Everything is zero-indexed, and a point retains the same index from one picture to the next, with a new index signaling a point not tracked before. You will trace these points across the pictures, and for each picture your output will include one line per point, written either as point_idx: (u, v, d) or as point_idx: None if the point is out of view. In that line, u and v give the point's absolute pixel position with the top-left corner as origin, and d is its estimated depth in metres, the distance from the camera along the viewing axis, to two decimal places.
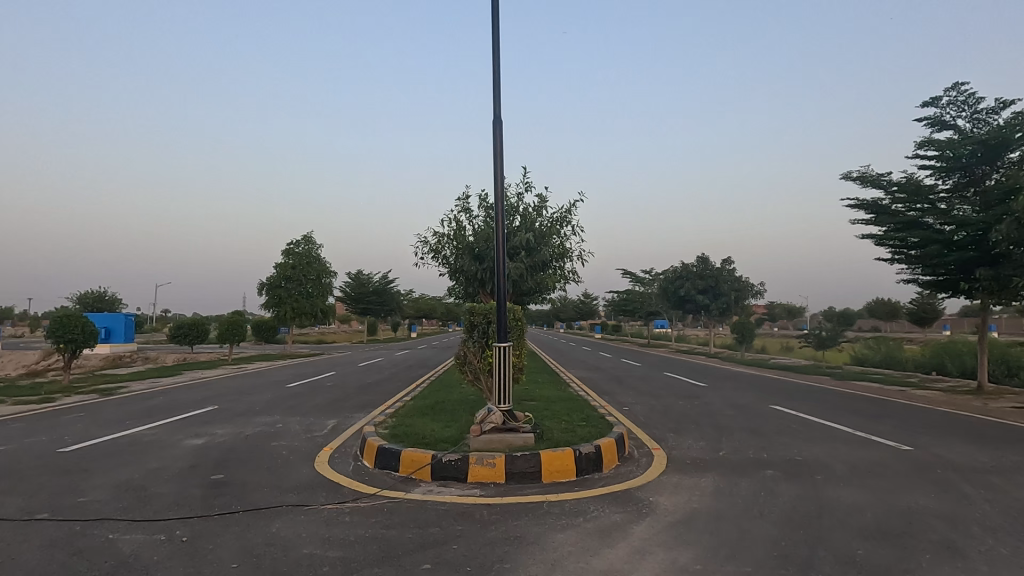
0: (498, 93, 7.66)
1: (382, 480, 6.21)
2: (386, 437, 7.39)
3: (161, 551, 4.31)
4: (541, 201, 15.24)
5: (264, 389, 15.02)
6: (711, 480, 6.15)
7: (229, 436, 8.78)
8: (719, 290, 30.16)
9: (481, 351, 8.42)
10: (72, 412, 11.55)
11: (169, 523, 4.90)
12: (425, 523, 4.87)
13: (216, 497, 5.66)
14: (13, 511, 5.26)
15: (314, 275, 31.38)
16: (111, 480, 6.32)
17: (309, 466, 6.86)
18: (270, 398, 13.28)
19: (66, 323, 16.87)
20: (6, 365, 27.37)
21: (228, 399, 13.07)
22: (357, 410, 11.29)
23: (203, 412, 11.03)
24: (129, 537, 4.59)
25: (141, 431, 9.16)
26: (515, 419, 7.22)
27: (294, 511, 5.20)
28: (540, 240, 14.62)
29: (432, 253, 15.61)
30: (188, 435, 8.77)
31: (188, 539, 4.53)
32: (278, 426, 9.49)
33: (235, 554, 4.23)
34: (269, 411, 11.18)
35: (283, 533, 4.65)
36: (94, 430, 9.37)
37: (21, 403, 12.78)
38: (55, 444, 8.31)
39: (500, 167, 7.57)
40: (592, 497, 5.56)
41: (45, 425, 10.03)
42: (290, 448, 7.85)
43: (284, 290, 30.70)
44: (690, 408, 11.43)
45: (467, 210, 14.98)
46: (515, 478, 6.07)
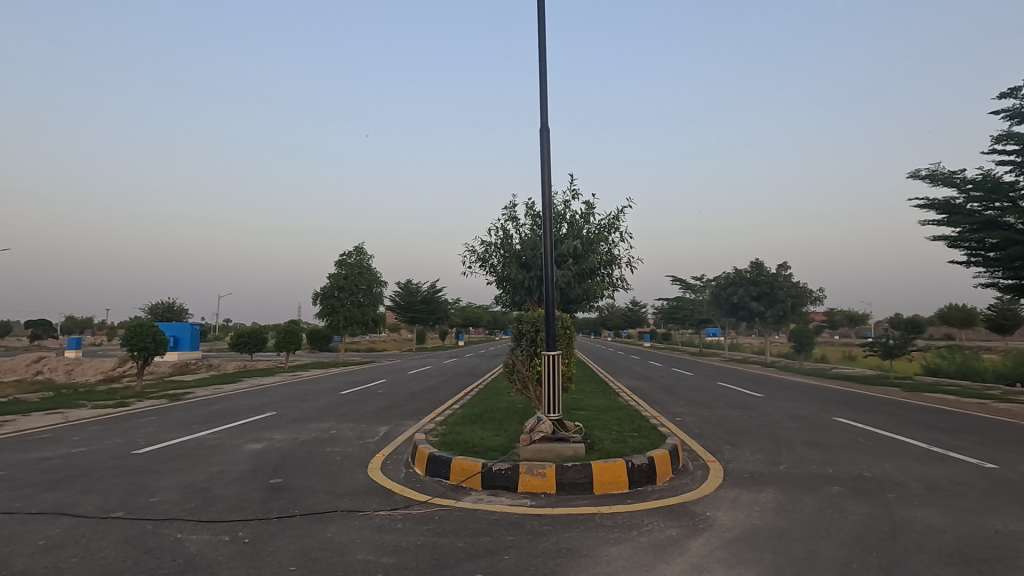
0: (546, 102, 7.68)
1: (432, 488, 6.24)
2: (437, 445, 7.43)
3: (224, 552, 4.47)
4: (589, 207, 15.07)
5: (319, 396, 15.53)
6: (771, 496, 5.87)
7: (286, 441, 9.10)
8: (774, 296, 28.99)
9: (529, 359, 8.38)
10: (144, 416, 12.27)
11: (232, 525, 5.09)
12: (476, 531, 4.86)
13: (274, 501, 5.84)
14: (92, 510, 5.60)
15: (365, 285, 32.21)
16: (179, 481, 6.65)
17: (362, 472, 7.00)
18: (324, 404, 13.74)
19: (140, 331, 17.96)
20: (86, 372, 29.47)
21: (285, 406, 13.54)
22: (407, 417, 11.47)
23: (263, 418, 11.47)
24: (195, 537, 4.80)
25: (206, 435, 9.61)
26: (565, 429, 7.09)
27: (347, 517, 5.29)
28: (588, 246, 14.44)
29: (479, 262, 15.72)
30: (248, 440, 9.15)
31: (249, 540, 4.69)
32: (331, 433, 9.72)
33: (293, 557, 4.34)
34: (323, 417, 11.54)
35: (338, 538, 4.74)
36: (163, 434, 9.90)
37: (98, 408, 13.67)
38: (130, 446, 8.84)
39: (548, 173, 7.56)
40: (646, 510, 5.40)
41: (118, 428, 10.68)
42: (344, 454, 8.05)
43: (336, 300, 31.68)
44: (747, 420, 10.96)
45: (514, 219, 15.00)
46: (566, 488, 5.98)
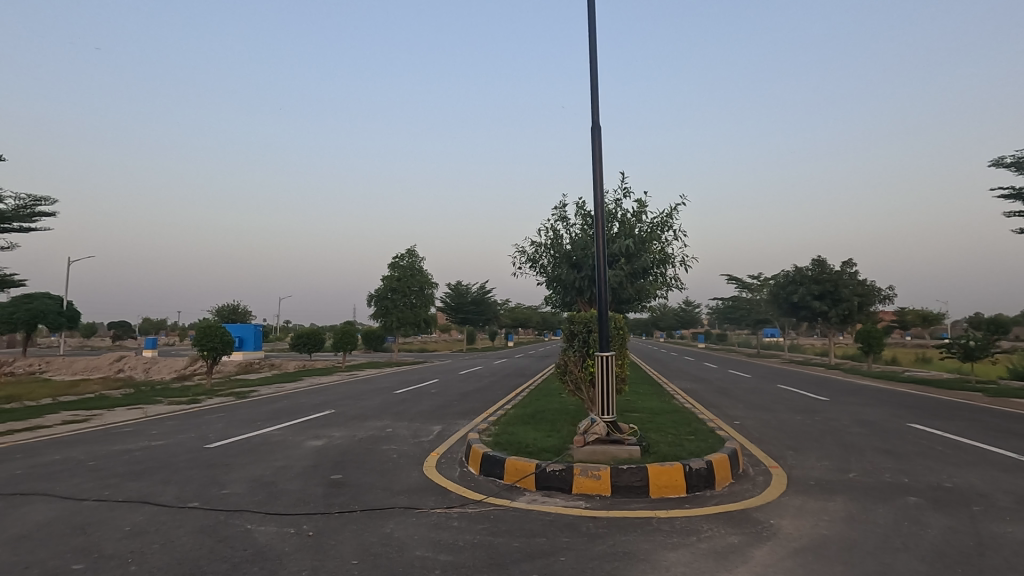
0: (597, 100, 7.60)
1: (487, 487, 6.29)
2: (490, 445, 7.49)
3: (291, 543, 4.66)
4: (641, 206, 14.81)
5: (374, 395, 15.97)
6: (841, 505, 5.58)
7: (344, 438, 9.40)
8: (838, 295, 27.57)
9: (582, 360, 8.31)
10: (214, 412, 12.97)
11: (297, 518, 5.31)
12: (531, 532, 4.86)
13: (335, 496, 6.05)
14: (171, 499, 5.97)
15: (417, 287, 32.87)
16: (247, 475, 7.00)
17: (418, 470, 7.14)
18: (379, 403, 14.12)
19: (208, 332, 19.02)
20: (161, 370, 31.47)
21: (343, 404, 14.03)
22: (460, 416, 11.63)
23: (322, 416, 11.91)
24: (264, 528, 5.03)
25: (271, 432, 10.07)
26: (619, 431, 6.99)
27: (404, 514, 5.41)
28: (640, 245, 14.18)
29: (530, 263, 15.76)
30: (310, 436, 9.53)
31: (313, 533, 4.88)
32: (387, 431, 9.98)
33: (354, 551, 4.47)
34: (379, 416, 11.86)
35: (396, 535, 4.85)
36: (231, 430, 10.45)
37: (173, 404, 14.58)
38: (202, 440, 9.38)
39: (599, 171, 7.48)
40: (706, 516, 5.25)
41: (192, 423, 11.35)
42: (399, 452, 8.24)
43: (389, 301, 32.50)
44: (811, 424, 10.47)
45: (564, 219, 14.93)
46: (621, 491, 5.89)
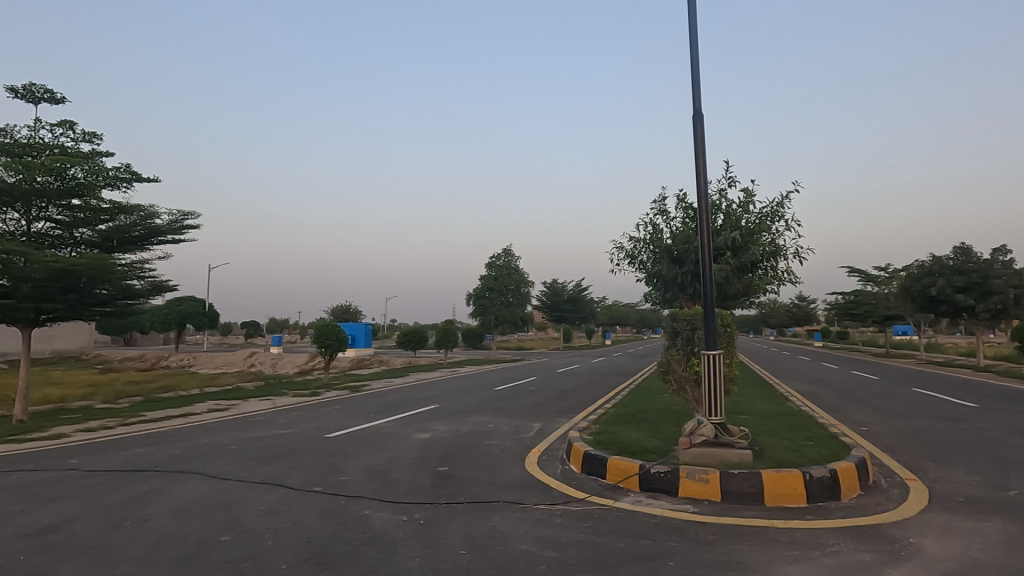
0: (698, 87, 7.26)
1: (589, 486, 6.25)
2: (592, 443, 7.44)
3: (403, 530, 4.93)
4: (748, 195, 13.94)
5: (475, 391, 16.46)
6: (997, 526, 4.88)
7: (448, 432, 9.77)
8: (987, 287, 24.18)
9: (686, 359, 7.98)
10: (331, 405, 14.06)
11: (409, 506, 5.61)
12: (636, 534, 4.75)
13: (442, 487, 6.31)
14: (298, 483, 6.56)
15: (514, 285, 33.36)
16: (363, 463, 7.52)
17: (520, 466, 7.25)
18: (480, 399, 14.53)
19: (325, 331, 20.61)
20: (286, 365, 34.64)
21: (446, 399, 14.61)
22: (559, 414, 11.65)
23: (427, 410, 12.50)
24: (379, 514, 5.37)
25: (382, 424, 10.72)
26: (729, 434, 6.62)
27: (508, 508, 5.51)
28: (748, 237, 13.35)
29: (628, 259, 15.44)
30: (417, 430, 10.01)
31: (423, 522, 5.12)
32: (488, 426, 10.24)
33: (462, 541, 4.64)
34: (480, 411, 12.20)
35: (501, 528, 4.95)
36: (347, 421, 11.27)
37: (297, 396, 16.01)
38: (323, 430, 10.21)
39: (703, 161, 7.15)
40: (830, 529, 4.82)
41: (313, 414, 12.38)
42: (501, 447, 8.42)
43: (488, 300, 33.28)
44: (957, 433, 9.25)
45: (664, 213, 14.44)
46: (733, 497, 5.58)
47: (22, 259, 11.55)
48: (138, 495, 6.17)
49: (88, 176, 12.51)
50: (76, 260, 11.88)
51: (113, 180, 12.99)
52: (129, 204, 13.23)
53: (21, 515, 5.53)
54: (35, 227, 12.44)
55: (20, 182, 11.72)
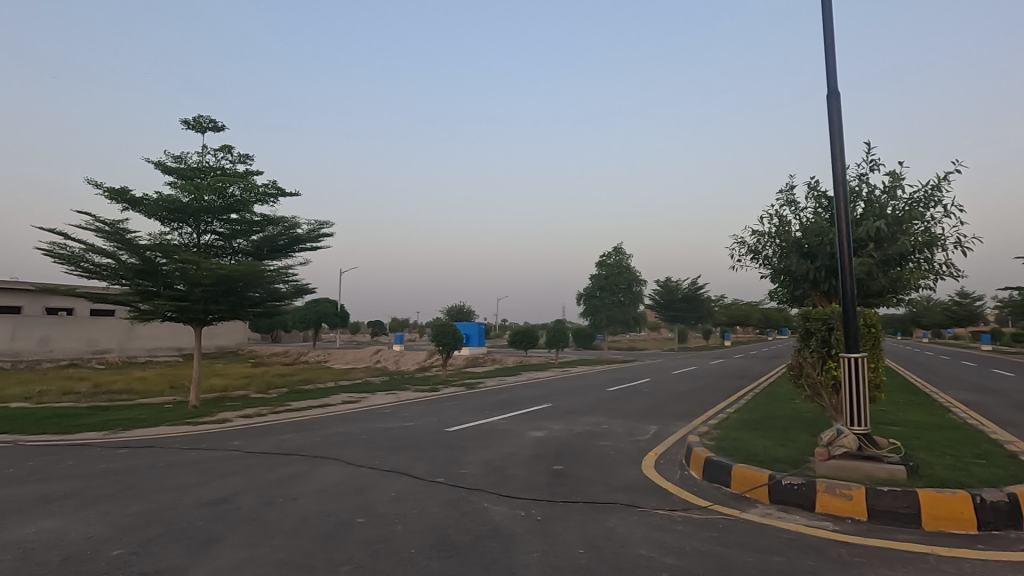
0: (834, 61, 6.61)
1: (712, 494, 5.94)
2: (714, 449, 7.07)
3: (522, 525, 5.03)
4: (895, 179, 12.43)
5: (588, 391, 16.36)
6: None
7: (562, 431, 9.80)
8: None
9: (821, 362, 7.30)
10: (450, 400, 14.74)
11: (526, 502, 5.71)
12: (767, 549, 4.43)
13: (558, 485, 6.35)
14: (423, 473, 6.96)
15: (625, 284, 32.67)
16: (481, 458, 7.79)
17: (637, 469, 7.09)
18: (593, 399, 14.40)
19: (443, 330, 21.63)
20: (407, 362, 36.88)
21: (559, 398, 14.67)
22: (676, 417, 11.21)
23: (541, 409, 12.64)
24: (498, 508, 5.53)
25: (498, 421, 11.04)
26: (877, 446, 5.94)
27: (625, 511, 5.40)
28: (895, 227, 11.91)
29: (751, 254, 14.47)
30: (531, 427, 10.17)
31: (541, 518, 5.19)
32: (603, 427, 10.12)
33: (579, 540, 4.64)
34: (594, 412, 12.10)
35: (619, 530, 4.87)
36: (465, 416, 11.75)
37: (419, 391, 16.98)
38: (443, 424, 10.73)
39: (839, 143, 6.49)
40: (1009, 563, 4.14)
41: (433, 408, 13.06)
42: (617, 449, 8.28)
43: (598, 300, 32.87)
44: None
45: (793, 203, 13.32)
46: (881, 517, 5.00)
47: (194, 267, 13.39)
48: (287, 476, 6.91)
49: (243, 193, 14.22)
50: (234, 266, 13.53)
51: (262, 196, 14.65)
52: (275, 216, 14.84)
53: (198, 488, 6.44)
54: (204, 239, 14.38)
55: (192, 201, 13.62)
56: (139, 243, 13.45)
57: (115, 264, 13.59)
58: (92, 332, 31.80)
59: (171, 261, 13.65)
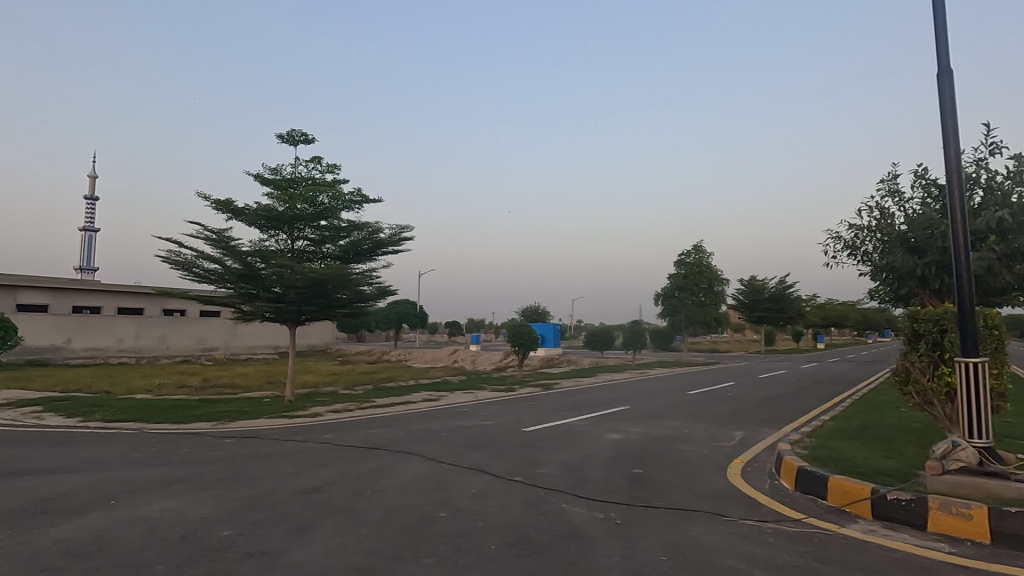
0: (945, 35, 6.01)
1: (806, 506, 5.58)
2: (808, 458, 6.63)
3: (602, 528, 4.97)
4: (1021, 163, 11.10)
5: (667, 394, 15.89)
6: None
7: (641, 434, 9.58)
8: None
9: (933, 368, 6.64)
10: (526, 400, 14.84)
11: (606, 505, 5.64)
12: (870, 568, 4.09)
13: (638, 489, 6.21)
14: (502, 471, 7.06)
15: (706, 284, 31.42)
16: (558, 458, 7.78)
17: (722, 476, 6.80)
18: (673, 402, 13.96)
19: (518, 330, 21.81)
20: (484, 362, 37.50)
21: (637, 401, 14.36)
22: (764, 424, 10.64)
23: (618, 411, 12.44)
24: (577, 509, 5.49)
25: (575, 422, 10.99)
26: (1001, 462, 5.32)
27: (710, 519, 5.20)
28: (1021, 217, 10.63)
29: (848, 251, 13.45)
30: (609, 429, 10.03)
31: (621, 522, 5.10)
32: (684, 432, 9.79)
33: (661, 547, 4.52)
34: (674, 415, 11.73)
35: (703, 539, 4.70)
36: (541, 417, 11.78)
37: (495, 390, 17.23)
38: (520, 424, 10.82)
39: (953, 126, 5.89)
40: None
41: (510, 408, 13.20)
42: (700, 454, 7.99)
43: (677, 300, 31.84)
44: None
45: (897, 194, 12.24)
46: (1007, 542, 4.48)
47: (289, 271, 14.37)
48: (374, 469, 7.26)
49: (332, 201, 15.09)
50: (324, 270, 14.39)
51: (349, 203, 15.46)
52: (360, 221, 15.62)
53: (295, 476, 6.91)
54: (297, 245, 15.38)
55: (286, 209, 14.62)
56: (242, 250, 14.62)
57: (220, 269, 14.83)
58: (201, 331, 34.94)
59: (269, 265, 14.73)
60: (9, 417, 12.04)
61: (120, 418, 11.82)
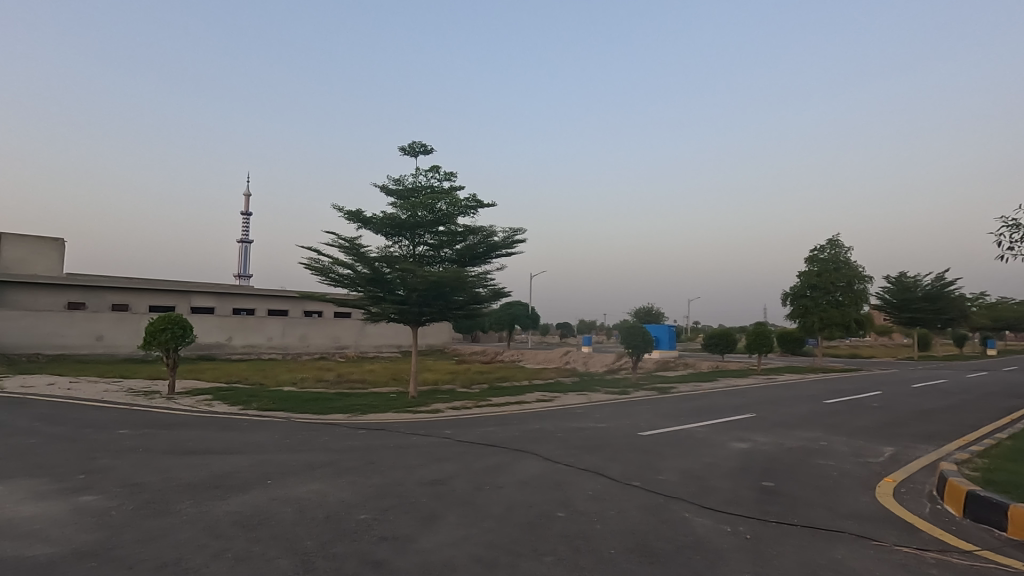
0: None
1: (979, 536, 4.83)
2: (978, 481, 5.75)
3: (729, 541, 4.69)
4: None
5: (800, 402, 14.59)
6: None
7: (771, 445, 8.90)
8: None
9: None
10: (642, 404, 14.44)
11: (733, 517, 5.32)
12: None
13: (769, 504, 5.78)
14: (619, 475, 6.93)
15: (844, 282, 28.45)
16: (679, 466, 7.48)
17: (869, 495, 6.11)
18: (808, 412, 12.80)
19: (631, 331, 21.30)
20: (597, 364, 37.07)
21: (765, 408, 13.37)
22: (920, 439, 9.38)
23: (744, 419, 11.67)
24: (701, 520, 5.23)
25: (695, 428, 10.49)
26: None
27: (855, 542, 4.69)
28: None
29: None
30: (733, 438, 9.43)
31: (751, 537, 4.77)
32: (821, 444, 8.94)
33: (798, 567, 4.16)
34: (809, 426, 10.75)
35: (848, 563, 4.25)
36: (659, 421, 11.40)
37: (609, 393, 16.97)
38: (636, 428, 10.55)
39: None
40: None
41: (625, 411, 12.92)
42: (841, 470, 7.24)
43: (809, 300, 29.16)
44: None
45: None
46: None
47: (411, 274, 15.29)
48: (493, 465, 7.48)
49: (449, 208, 15.84)
50: (442, 273, 15.13)
51: (464, 209, 16.12)
52: (475, 226, 16.22)
53: (421, 468, 7.34)
54: (417, 250, 16.31)
55: (409, 217, 15.58)
56: (370, 256, 15.84)
57: (352, 274, 16.15)
58: (335, 331, 38.34)
59: (393, 269, 15.79)
60: (188, 403, 14.11)
61: (272, 408, 13.35)
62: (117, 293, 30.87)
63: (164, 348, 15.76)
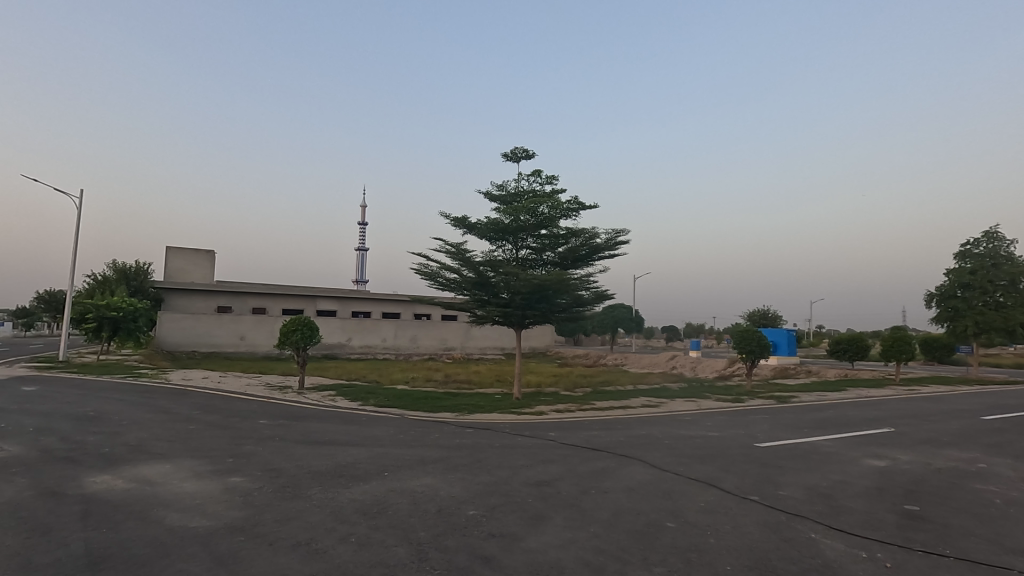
0: None
1: None
2: None
3: (865, 569, 4.23)
4: None
5: (952, 417, 12.80)
6: None
7: (915, 464, 7.91)
8: None
9: None
10: (759, 413, 13.49)
11: (870, 543, 4.79)
12: None
13: (914, 530, 5.14)
14: (734, 488, 6.53)
15: (1006, 279, 24.62)
16: (803, 481, 6.89)
17: None
18: (962, 429, 11.19)
19: (745, 335, 19.97)
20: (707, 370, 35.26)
21: (907, 422, 11.92)
22: None
23: (880, 433, 10.48)
24: (832, 543, 4.77)
25: (821, 441, 9.61)
26: None
27: None
28: None
29: None
30: (868, 454, 8.51)
31: (892, 566, 4.28)
32: (979, 466, 7.79)
33: None
34: (963, 444, 9.41)
35: None
36: (778, 432, 10.58)
37: (721, 400, 16.07)
38: (752, 438, 9.88)
39: None
40: None
41: (740, 420, 12.14)
42: (1007, 498, 6.26)
43: (960, 301, 25.58)
44: None
45: None
46: None
47: (514, 277, 15.55)
48: (599, 469, 7.39)
49: (551, 211, 15.94)
50: (545, 276, 15.23)
51: (566, 211, 16.13)
52: (577, 228, 16.16)
53: (527, 469, 7.41)
54: (520, 253, 16.57)
55: (511, 221, 15.88)
56: (475, 261, 16.35)
57: (458, 278, 16.76)
58: (443, 333, 40.01)
59: (497, 273, 16.17)
60: (315, 398, 15.47)
61: (388, 404, 14.23)
62: (257, 298, 34.65)
63: (295, 347, 17.38)
